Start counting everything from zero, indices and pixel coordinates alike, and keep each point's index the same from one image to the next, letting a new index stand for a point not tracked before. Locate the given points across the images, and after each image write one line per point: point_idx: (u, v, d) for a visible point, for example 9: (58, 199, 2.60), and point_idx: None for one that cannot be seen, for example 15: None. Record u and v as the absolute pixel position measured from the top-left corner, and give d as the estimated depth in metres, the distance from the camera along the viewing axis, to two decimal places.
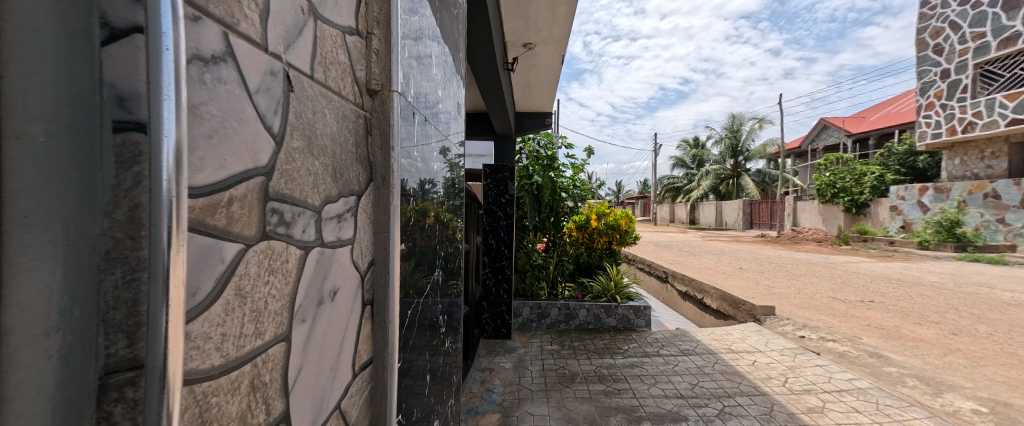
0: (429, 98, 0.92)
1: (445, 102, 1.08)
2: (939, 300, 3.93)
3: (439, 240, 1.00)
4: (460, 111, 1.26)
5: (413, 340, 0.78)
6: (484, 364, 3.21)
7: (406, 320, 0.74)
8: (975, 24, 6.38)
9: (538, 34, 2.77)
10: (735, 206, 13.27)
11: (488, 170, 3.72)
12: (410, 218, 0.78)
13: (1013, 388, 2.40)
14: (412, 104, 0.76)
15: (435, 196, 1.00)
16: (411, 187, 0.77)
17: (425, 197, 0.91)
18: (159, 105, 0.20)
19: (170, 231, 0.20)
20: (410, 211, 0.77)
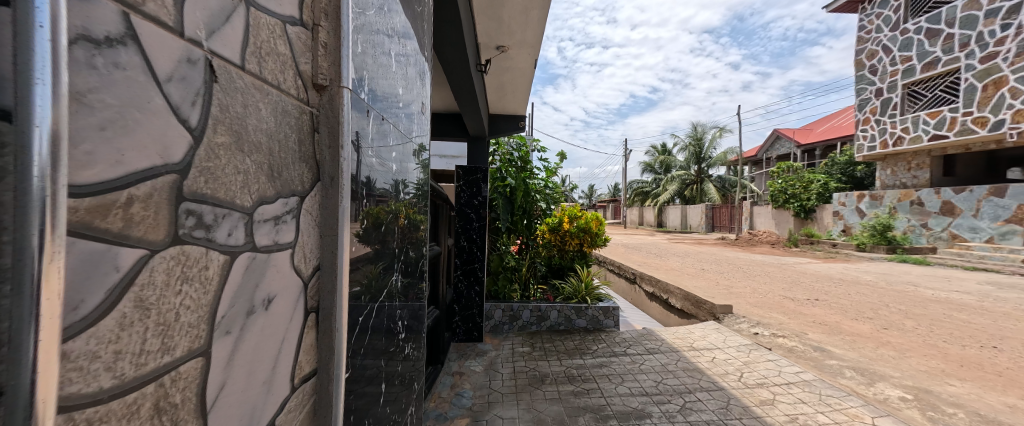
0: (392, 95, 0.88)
1: (412, 101, 1.05)
2: (874, 298, 4.32)
3: (403, 243, 0.97)
4: (427, 110, 1.22)
5: (367, 348, 0.74)
6: (454, 368, 3.16)
7: (361, 328, 0.71)
8: (904, 48, 7.14)
9: (511, 37, 2.78)
10: (699, 210, 13.92)
11: (461, 172, 3.69)
12: (373, 219, 0.75)
13: (934, 375, 2.66)
14: (372, 102, 0.73)
15: (400, 197, 0.96)
16: (373, 188, 0.74)
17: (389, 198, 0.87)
18: (30, 89, 0.16)
19: (45, 238, 0.17)
20: (371, 213, 0.74)
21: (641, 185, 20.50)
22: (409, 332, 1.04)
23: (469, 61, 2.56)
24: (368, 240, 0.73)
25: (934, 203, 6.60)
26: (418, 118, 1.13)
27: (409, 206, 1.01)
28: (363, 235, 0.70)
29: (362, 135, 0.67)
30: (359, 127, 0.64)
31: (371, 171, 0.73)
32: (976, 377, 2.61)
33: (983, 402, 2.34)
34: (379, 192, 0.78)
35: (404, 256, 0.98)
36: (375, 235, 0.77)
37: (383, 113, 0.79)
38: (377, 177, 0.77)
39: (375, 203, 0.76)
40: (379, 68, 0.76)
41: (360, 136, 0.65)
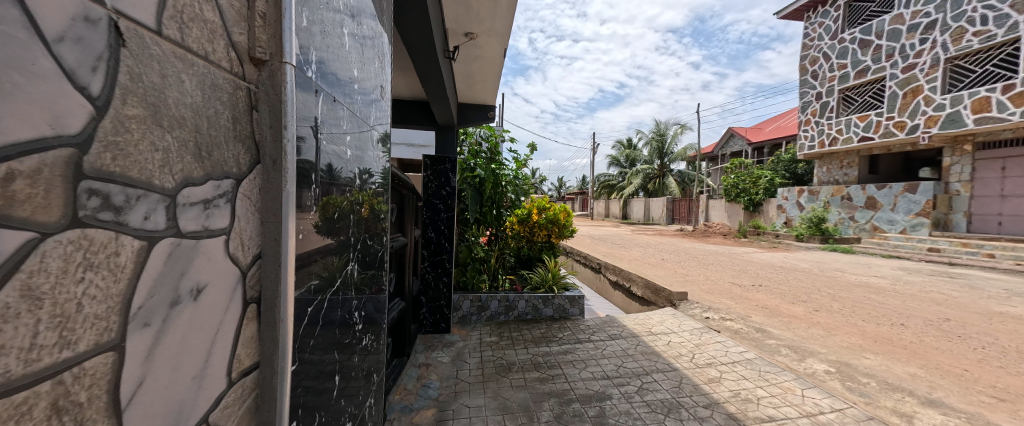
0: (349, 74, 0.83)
1: (372, 83, 1.01)
2: (808, 283, 4.79)
3: (363, 231, 0.93)
4: (387, 92, 1.16)
5: (321, 338, 0.71)
6: (421, 359, 3.14)
7: (313, 318, 0.68)
8: (841, 56, 7.85)
9: (480, 25, 2.72)
10: (661, 203, 14.60)
11: (428, 161, 3.63)
12: (333, 209, 0.74)
13: (853, 350, 3.02)
14: (325, 81, 0.68)
15: (361, 185, 0.92)
16: (326, 173, 0.70)
17: (347, 183, 0.83)
18: None
19: None
20: (329, 202, 0.72)
21: (608, 179, 21.11)
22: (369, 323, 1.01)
23: (436, 48, 2.49)
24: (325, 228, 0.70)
25: (861, 198, 7.42)
26: (380, 103, 1.08)
27: (375, 196, 1.01)
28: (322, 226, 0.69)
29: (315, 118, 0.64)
30: (311, 111, 0.62)
31: (330, 157, 0.72)
32: (885, 350, 2.98)
33: (891, 371, 2.68)
34: (342, 180, 0.78)
35: (365, 244, 0.95)
36: (332, 224, 0.74)
37: (337, 95, 0.75)
38: (338, 164, 0.76)
39: (336, 190, 0.76)
40: (333, 48, 0.72)
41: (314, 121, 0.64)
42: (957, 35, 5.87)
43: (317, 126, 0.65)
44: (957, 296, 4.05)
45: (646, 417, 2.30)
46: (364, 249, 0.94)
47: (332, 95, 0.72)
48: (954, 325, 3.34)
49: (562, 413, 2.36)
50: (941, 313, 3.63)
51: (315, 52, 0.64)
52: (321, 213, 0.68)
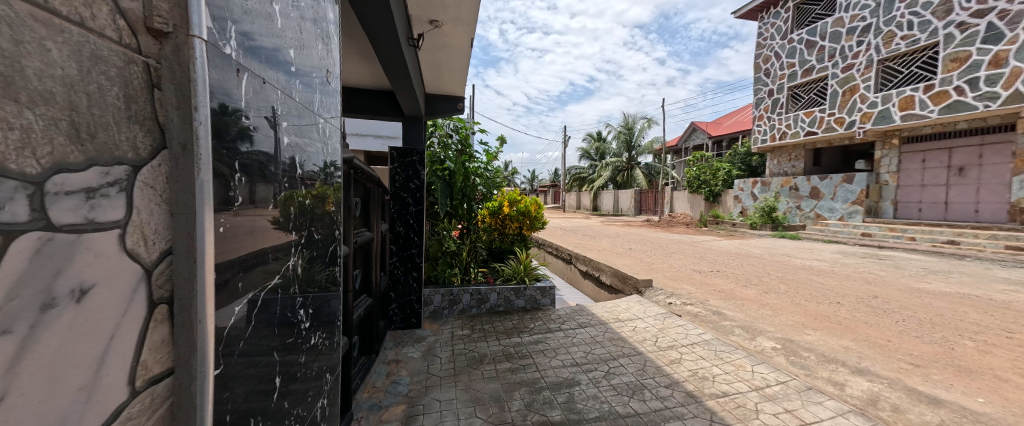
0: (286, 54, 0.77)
1: (317, 66, 0.95)
2: (760, 268, 5.16)
3: (306, 224, 0.88)
4: (336, 75, 1.10)
5: (258, 338, 0.67)
6: (390, 356, 3.07)
7: (249, 315, 0.63)
8: (790, 55, 8.40)
9: (445, 12, 2.64)
10: (630, 194, 15.09)
11: (395, 153, 3.51)
12: (298, 203, 0.83)
13: (797, 327, 3.29)
14: (252, 60, 0.63)
15: (306, 175, 0.88)
16: (256, 160, 0.65)
17: (288, 173, 0.78)
18: None
19: None
20: (288, 197, 0.78)
21: (579, 171, 21.47)
22: (319, 321, 0.95)
23: (400, 36, 2.39)
24: (258, 220, 0.66)
25: (807, 188, 8.05)
26: (327, 87, 1.02)
27: (340, 189, 1.11)
28: (278, 220, 0.73)
29: (255, 106, 0.64)
30: (261, 104, 0.66)
31: (289, 151, 0.78)
32: (824, 326, 3.28)
33: (828, 345, 2.95)
34: (304, 174, 0.86)
35: (308, 238, 0.89)
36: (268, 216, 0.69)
37: (275, 80, 0.72)
38: (300, 157, 0.84)
39: (300, 185, 0.84)
40: (263, 26, 0.67)
41: (266, 112, 0.68)
42: (889, 39, 6.46)
43: (270, 117, 0.70)
44: (885, 276, 4.51)
45: (613, 400, 2.39)
46: (308, 242, 0.89)
47: (268, 79, 0.69)
48: (881, 301, 3.72)
49: (532, 401, 2.40)
50: (871, 291, 4.03)
51: (253, 36, 0.64)
52: (281, 209, 0.74)
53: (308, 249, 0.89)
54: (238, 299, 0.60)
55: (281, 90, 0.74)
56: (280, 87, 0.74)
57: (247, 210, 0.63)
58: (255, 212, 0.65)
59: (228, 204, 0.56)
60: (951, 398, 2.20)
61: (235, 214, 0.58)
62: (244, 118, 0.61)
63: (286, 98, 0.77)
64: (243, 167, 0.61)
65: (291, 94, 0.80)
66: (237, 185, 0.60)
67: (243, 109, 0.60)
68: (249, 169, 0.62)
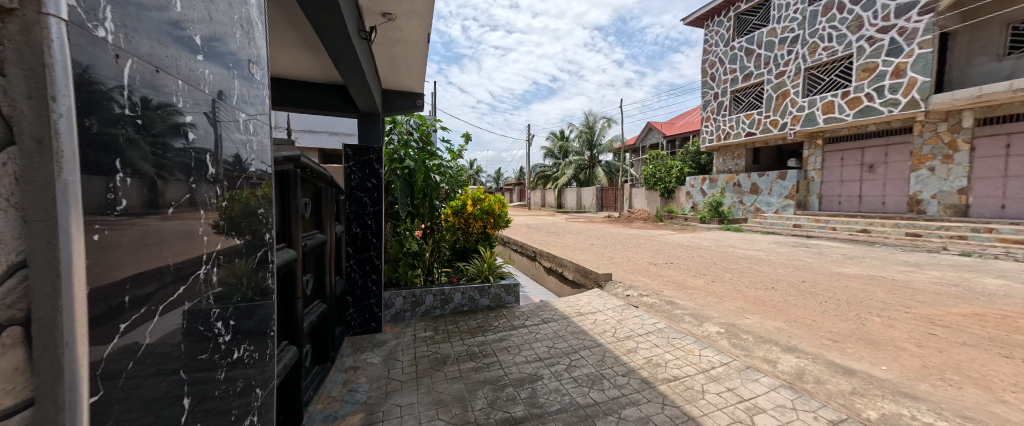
0: (202, 41, 0.72)
1: (237, 56, 0.86)
2: (708, 258, 5.55)
3: (235, 226, 0.83)
4: (264, 56, 1.01)
5: (164, 355, 0.61)
6: (348, 363, 2.93)
7: (180, 327, 0.65)
8: (732, 61, 9.08)
9: (398, 5, 2.52)
10: (592, 192, 15.60)
11: (350, 151, 3.33)
12: (238, 202, 0.84)
13: (738, 312, 3.59)
14: (156, 53, 0.59)
15: (251, 174, 0.91)
16: (174, 156, 0.62)
17: (216, 170, 0.75)
18: None
19: None
20: (232, 196, 0.82)
21: (543, 169, 21.80)
22: (246, 334, 0.87)
23: (349, 28, 2.27)
24: (161, 224, 0.60)
25: (747, 184, 8.75)
26: (250, 80, 0.92)
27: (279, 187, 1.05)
28: (221, 226, 0.78)
29: (161, 100, 0.60)
30: (194, 101, 0.69)
31: (235, 148, 0.83)
32: (761, 310, 3.59)
33: (764, 327, 3.24)
34: (250, 172, 0.90)
35: (230, 244, 0.82)
36: (175, 218, 0.63)
37: (182, 74, 0.66)
38: (245, 154, 0.88)
39: (239, 183, 0.85)
40: (163, 13, 0.62)
41: (204, 106, 0.72)
42: (813, 50, 7.23)
43: (209, 113, 0.74)
44: (812, 262, 5.04)
45: (574, 391, 2.46)
46: (231, 250, 0.81)
47: (176, 74, 0.64)
48: (808, 285, 4.15)
49: (495, 399, 2.40)
50: (801, 276, 4.49)
51: (158, 29, 0.60)
52: (220, 211, 0.77)
53: (241, 256, 0.86)
54: (175, 310, 0.64)
55: (189, 85, 0.68)
56: (189, 82, 0.68)
57: (183, 212, 0.66)
58: (195, 212, 0.69)
59: (156, 207, 0.59)
60: (861, 367, 2.51)
61: (166, 218, 0.61)
62: (178, 114, 0.65)
63: (199, 95, 0.71)
64: (179, 164, 0.64)
65: (207, 90, 0.74)
66: (169, 183, 0.62)
67: (175, 106, 0.64)
68: (177, 167, 0.63)
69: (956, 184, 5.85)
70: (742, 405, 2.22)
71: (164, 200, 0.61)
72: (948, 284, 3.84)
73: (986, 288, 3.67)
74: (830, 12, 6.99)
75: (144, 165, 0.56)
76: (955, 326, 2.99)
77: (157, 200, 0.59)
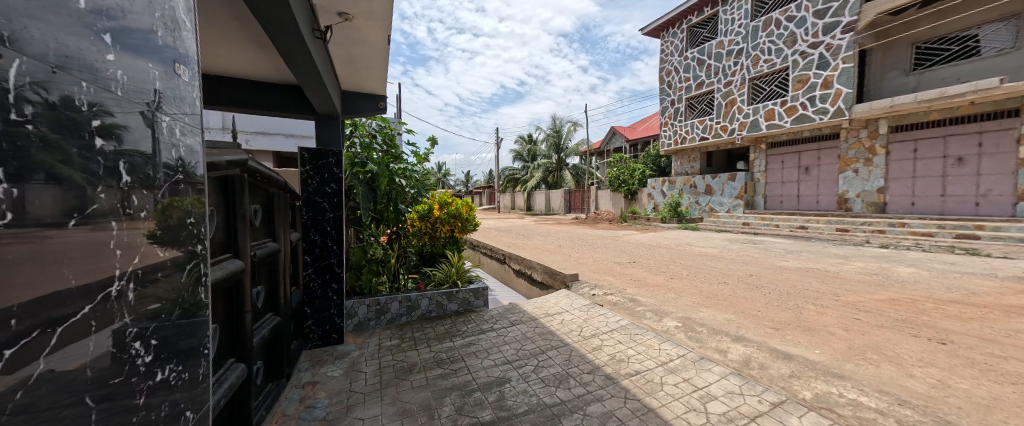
0: (136, 39, 0.67)
1: (176, 52, 0.80)
2: (668, 256, 5.86)
3: (173, 235, 0.77)
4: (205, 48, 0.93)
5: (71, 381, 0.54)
6: (306, 378, 2.78)
7: (92, 350, 0.58)
8: (687, 70, 9.66)
9: (355, 5, 2.44)
10: (560, 194, 15.95)
11: (306, 155, 3.16)
12: (178, 211, 0.78)
13: (694, 306, 3.81)
14: (82, 51, 0.55)
15: (195, 178, 0.85)
16: (102, 161, 0.58)
17: (152, 175, 0.70)
18: None
19: None
20: (171, 204, 0.75)
21: (512, 172, 21.98)
22: (174, 353, 0.78)
23: (301, 28, 2.16)
24: (67, 238, 0.52)
25: (702, 185, 9.33)
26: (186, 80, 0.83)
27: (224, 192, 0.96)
28: (158, 236, 0.72)
29: (88, 99, 0.56)
30: (128, 102, 0.65)
31: (173, 152, 0.77)
32: (714, 304, 3.83)
33: (716, 319, 3.46)
34: (196, 178, 0.85)
35: (174, 255, 0.77)
36: (96, 227, 0.58)
37: (92, 76, 0.57)
38: (189, 158, 0.83)
39: (181, 189, 0.79)
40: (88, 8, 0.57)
41: (141, 107, 0.67)
42: (756, 62, 7.87)
43: (147, 114, 0.69)
44: (758, 257, 5.46)
45: (541, 392, 2.49)
46: (174, 263, 0.77)
47: (82, 75, 0.55)
48: (755, 278, 4.49)
49: (463, 405, 2.37)
50: (749, 270, 4.85)
51: (83, 26, 0.56)
52: (158, 220, 0.72)
53: (182, 269, 0.80)
54: (93, 332, 0.58)
55: (109, 86, 0.61)
56: (107, 82, 0.60)
57: (104, 221, 0.60)
58: (120, 221, 0.63)
59: (70, 215, 0.53)
60: (798, 352, 2.76)
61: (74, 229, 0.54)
62: (108, 115, 0.60)
63: (117, 98, 0.62)
64: (108, 167, 0.60)
65: (126, 92, 0.65)
66: (94, 190, 0.58)
67: (106, 106, 0.60)
68: (102, 172, 0.58)
69: (875, 184, 6.63)
70: (696, 393, 2.36)
71: (81, 208, 0.56)
72: (871, 273, 4.31)
73: (900, 276, 4.16)
74: (770, 28, 7.64)
75: (62, 169, 0.51)
76: (875, 311, 3.35)
77: (78, 207, 0.55)
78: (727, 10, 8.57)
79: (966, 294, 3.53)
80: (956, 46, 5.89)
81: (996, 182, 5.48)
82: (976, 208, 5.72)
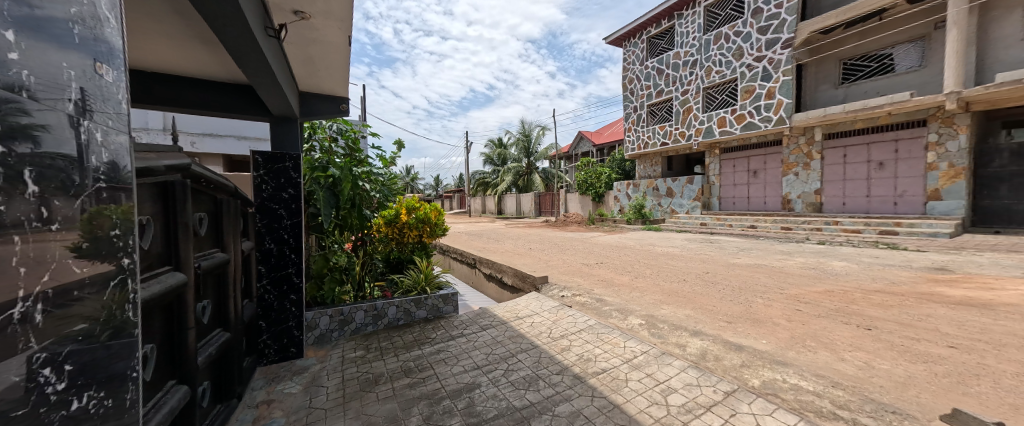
0: (58, 28, 0.60)
1: (103, 41, 0.71)
2: (632, 256, 6.11)
3: (98, 245, 0.69)
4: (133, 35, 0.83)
5: None
6: (259, 397, 2.59)
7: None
8: (647, 78, 10.16)
9: (312, 4, 2.34)
10: (530, 198, 16.16)
11: (260, 158, 2.96)
12: (106, 220, 0.70)
13: (656, 303, 4.00)
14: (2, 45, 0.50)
15: (129, 183, 0.77)
16: (16, 166, 0.52)
17: (73, 181, 0.63)
18: None
19: None
20: (97, 213, 0.68)
21: (483, 176, 21.99)
22: (100, 378, 0.69)
23: (253, 26, 2.05)
24: None
25: (663, 188, 9.83)
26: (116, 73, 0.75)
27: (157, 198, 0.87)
28: (80, 248, 0.65)
29: (4, 99, 0.50)
30: (48, 100, 0.58)
31: (105, 156, 0.70)
32: (674, 301, 4.04)
33: (676, 315, 3.65)
34: (128, 183, 0.77)
35: (99, 269, 0.70)
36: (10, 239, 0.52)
37: (7, 74, 0.51)
38: (121, 161, 0.75)
39: (112, 196, 0.72)
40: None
41: (62, 107, 0.61)
42: (709, 72, 8.45)
43: (69, 112, 0.62)
44: (714, 255, 5.84)
45: (510, 395, 2.51)
46: (95, 279, 0.68)
47: None
48: (711, 275, 4.78)
49: (431, 414, 2.32)
50: (706, 267, 5.17)
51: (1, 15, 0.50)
52: (83, 231, 0.65)
53: (107, 285, 0.72)
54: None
55: (28, 83, 0.54)
56: (26, 79, 0.54)
57: (18, 233, 0.53)
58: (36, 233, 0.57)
59: None
60: (748, 343, 2.97)
61: None
62: (24, 114, 0.54)
63: (35, 97, 0.56)
64: (25, 173, 0.53)
65: (44, 91, 0.58)
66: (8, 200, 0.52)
67: (22, 105, 0.54)
68: (19, 179, 0.52)
69: (813, 186, 7.33)
70: (658, 387, 2.47)
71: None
72: (810, 267, 4.74)
73: (834, 269, 4.61)
74: (720, 41, 8.23)
75: None
76: (813, 302, 3.69)
77: None
78: (683, 23, 9.13)
79: (887, 284, 3.96)
80: (875, 63, 6.64)
81: (910, 183, 6.22)
82: (895, 207, 6.46)
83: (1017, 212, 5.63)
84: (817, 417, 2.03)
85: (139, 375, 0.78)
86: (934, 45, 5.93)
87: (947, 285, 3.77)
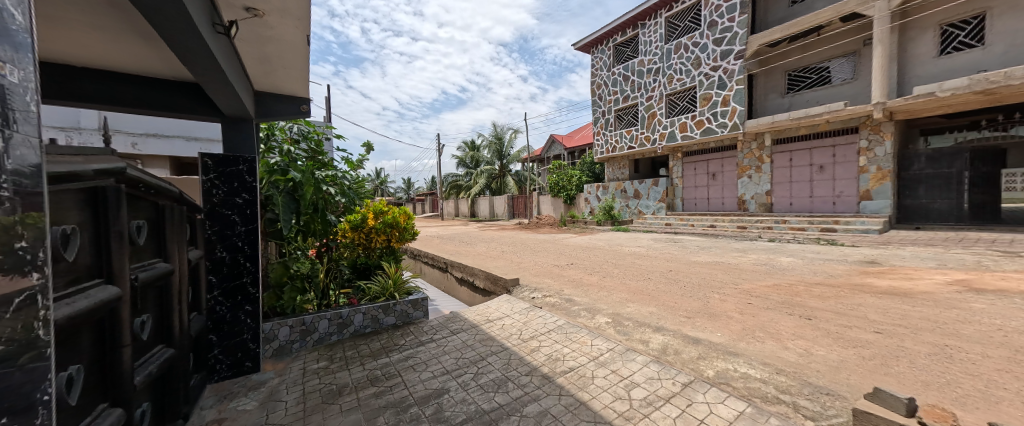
0: None
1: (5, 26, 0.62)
2: (601, 257, 6.29)
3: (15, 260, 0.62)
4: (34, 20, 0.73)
5: None
6: (209, 416, 2.41)
7: None
8: (614, 84, 10.53)
9: (265, 2, 2.23)
10: (503, 200, 16.24)
11: (210, 161, 2.78)
12: (18, 235, 0.64)
13: (623, 302, 4.14)
14: None
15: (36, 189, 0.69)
16: None
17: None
18: None
19: None
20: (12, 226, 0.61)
21: (455, 179, 21.86)
22: (12, 405, 0.62)
23: (199, 26, 1.94)
24: None
25: (632, 190, 10.24)
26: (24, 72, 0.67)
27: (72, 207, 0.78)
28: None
29: None
30: None
31: (13, 161, 0.63)
32: (639, 299, 4.20)
33: (641, 313, 3.80)
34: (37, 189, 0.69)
35: (18, 287, 0.63)
36: None
37: None
38: (30, 166, 0.67)
39: (22, 206, 0.65)
40: None
41: None
42: (670, 80, 8.91)
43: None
44: (676, 254, 6.13)
45: (479, 398, 2.50)
46: (6, 299, 0.61)
47: None
48: (674, 273, 5.02)
49: (398, 422, 2.27)
50: (669, 265, 5.42)
51: None
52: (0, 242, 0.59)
53: (23, 305, 0.65)
54: None
55: None
56: None
57: None
58: None
59: None
60: (705, 336, 3.15)
61: None
62: None
63: None
64: None
65: None
66: None
67: None
68: None
69: (764, 187, 7.92)
70: (622, 383, 2.56)
71: None
72: (761, 263, 5.09)
73: (782, 264, 4.98)
74: (680, 51, 8.69)
75: None
76: (763, 295, 3.97)
77: None
78: (646, 32, 9.57)
79: (826, 277, 4.33)
80: (815, 75, 7.28)
81: (846, 185, 6.84)
82: (833, 206, 7.10)
83: (933, 210, 6.34)
84: (764, 402, 2.18)
85: (53, 399, 0.72)
86: (864, 61, 6.58)
87: (876, 276, 4.18)
